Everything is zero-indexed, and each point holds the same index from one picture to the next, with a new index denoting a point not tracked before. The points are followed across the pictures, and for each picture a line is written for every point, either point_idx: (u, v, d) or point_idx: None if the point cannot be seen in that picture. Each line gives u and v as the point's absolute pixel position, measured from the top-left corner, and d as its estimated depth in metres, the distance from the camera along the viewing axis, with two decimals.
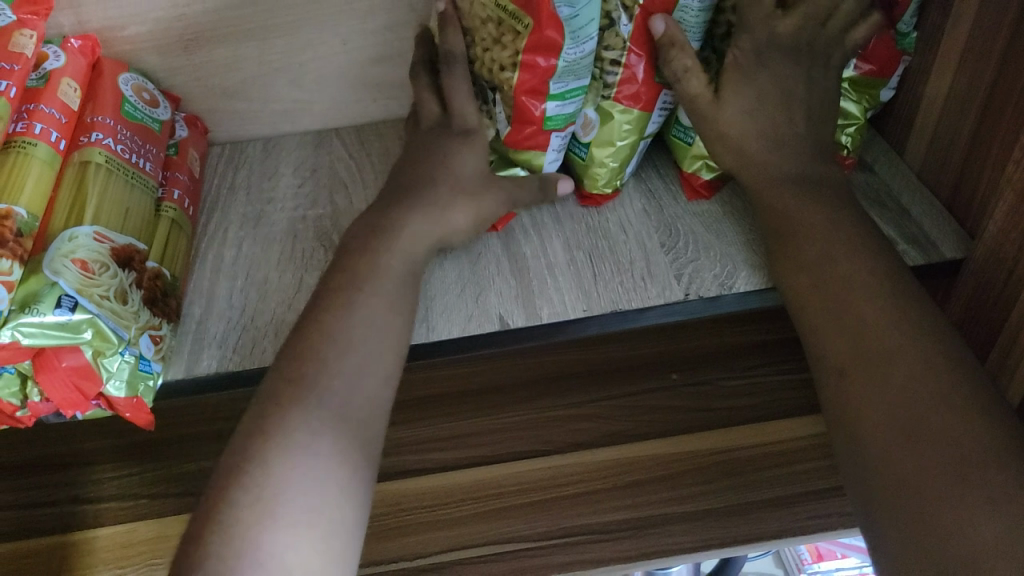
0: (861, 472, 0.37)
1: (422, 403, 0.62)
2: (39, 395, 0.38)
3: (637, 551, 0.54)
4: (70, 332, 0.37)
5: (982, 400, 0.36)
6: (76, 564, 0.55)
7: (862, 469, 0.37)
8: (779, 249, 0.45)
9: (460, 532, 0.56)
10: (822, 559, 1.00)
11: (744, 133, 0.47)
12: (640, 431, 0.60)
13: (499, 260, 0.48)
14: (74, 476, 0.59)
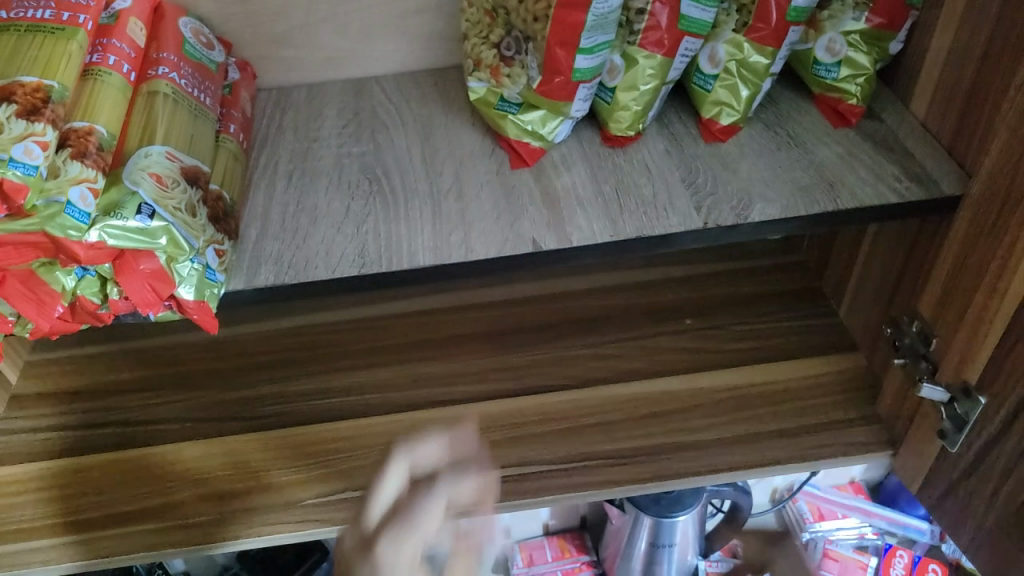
0: None
1: (451, 341, 0.67)
2: (118, 294, 0.43)
3: (652, 474, 0.57)
4: (148, 237, 0.41)
5: None
6: (124, 477, 0.58)
7: None
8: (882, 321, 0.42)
9: (486, 454, 0.59)
10: (824, 520, 1.02)
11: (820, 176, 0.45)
12: (655, 368, 0.64)
13: (532, 192, 0.52)
14: (121, 401, 0.64)
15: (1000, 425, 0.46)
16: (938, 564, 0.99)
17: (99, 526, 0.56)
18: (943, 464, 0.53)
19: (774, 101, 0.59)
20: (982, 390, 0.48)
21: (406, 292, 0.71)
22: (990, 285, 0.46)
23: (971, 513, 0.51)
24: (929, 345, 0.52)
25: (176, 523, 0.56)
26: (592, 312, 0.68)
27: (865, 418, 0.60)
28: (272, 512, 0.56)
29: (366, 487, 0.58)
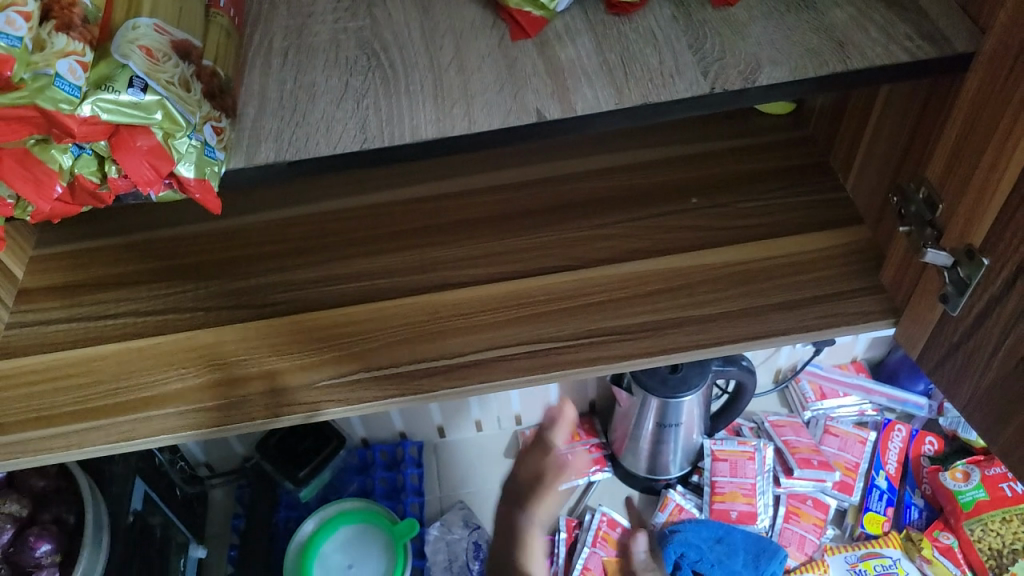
0: None
1: (456, 226, 0.67)
2: (117, 172, 0.43)
3: (657, 348, 0.58)
4: (143, 111, 0.41)
5: None
6: (140, 364, 0.60)
7: None
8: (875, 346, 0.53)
9: (493, 333, 0.60)
10: (826, 398, 1.07)
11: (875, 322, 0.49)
12: (660, 247, 0.64)
13: (535, 62, 0.50)
14: (130, 293, 0.64)
15: (999, 287, 0.46)
16: (935, 437, 1.02)
17: (119, 411, 0.58)
18: (943, 328, 0.53)
19: None
20: (985, 253, 0.46)
21: (409, 179, 0.70)
22: (998, 147, 0.43)
23: (966, 373, 0.52)
24: (935, 211, 0.51)
25: (194, 407, 0.58)
26: (597, 194, 0.68)
27: (867, 288, 0.60)
28: (286, 395, 0.58)
29: (377, 367, 0.59)
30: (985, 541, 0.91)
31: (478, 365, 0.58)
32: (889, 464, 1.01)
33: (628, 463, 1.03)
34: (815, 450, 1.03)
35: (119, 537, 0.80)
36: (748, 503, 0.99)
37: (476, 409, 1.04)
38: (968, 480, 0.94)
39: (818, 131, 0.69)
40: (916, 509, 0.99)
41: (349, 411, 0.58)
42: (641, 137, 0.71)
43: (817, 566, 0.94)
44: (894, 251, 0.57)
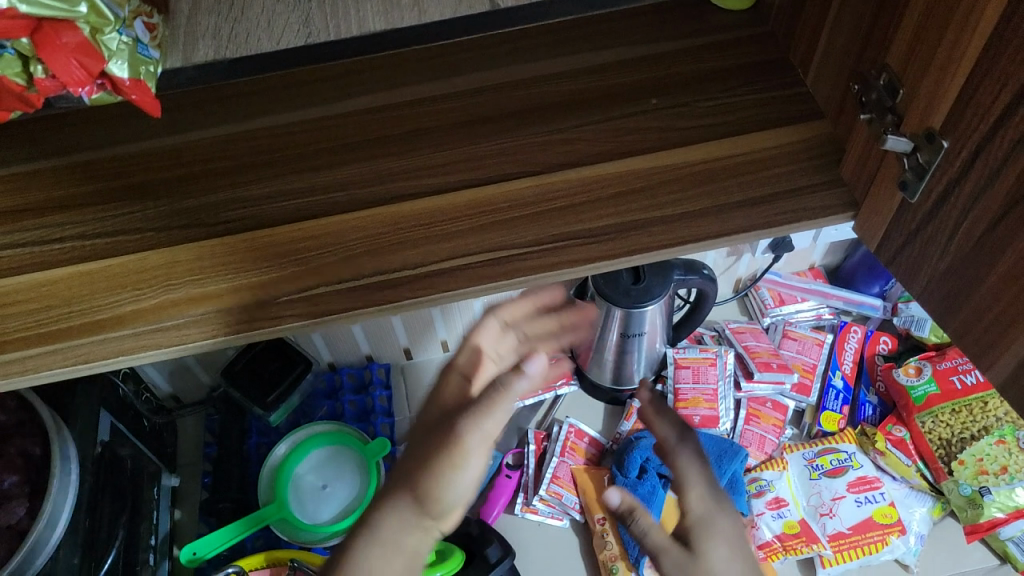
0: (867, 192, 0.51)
1: (414, 135, 0.65)
2: (44, 73, 0.42)
3: (622, 250, 0.58)
4: (66, 5, 0.41)
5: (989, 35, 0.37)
6: (92, 288, 0.58)
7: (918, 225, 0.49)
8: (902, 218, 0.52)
9: (456, 243, 0.59)
10: (785, 304, 1.10)
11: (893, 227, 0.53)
12: (622, 149, 0.63)
13: None
14: (74, 216, 0.61)
15: (960, 167, 0.46)
16: (889, 336, 1.07)
17: (74, 335, 0.56)
18: (903, 214, 0.53)
19: None
20: (945, 135, 0.47)
21: (362, 88, 0.68)
22: (960, 22, 0.42)
23: (925, 260, 0.53)
24: (896, 97, 0.51)
25: (153, 328, 0.56)
26: (556, 98, 0.66)
27: (829, 182, 0.60)
28: (248, 311, 0.57)
29: (340, 280, 0.58)
30: (935, 432, 0.95)
31: (443, 274, 0.58)
32: (845, 364, 1.05)
33: (594, 375, 1.05)
34: (775, 354, 1.05)
35: (88, 467, 0.79)
36: (711, 408, 1.02)
37: (442, 327, 1.04)
38: (920, 375, 0.98)
39: (777, 27, 0.68)
40: (870, 406, 1.03)
41: (313, 323, 0.57)
42: (598, 39, 0.69)
43: (777, 464, 0.98)
44: (855, 143, 0.57)
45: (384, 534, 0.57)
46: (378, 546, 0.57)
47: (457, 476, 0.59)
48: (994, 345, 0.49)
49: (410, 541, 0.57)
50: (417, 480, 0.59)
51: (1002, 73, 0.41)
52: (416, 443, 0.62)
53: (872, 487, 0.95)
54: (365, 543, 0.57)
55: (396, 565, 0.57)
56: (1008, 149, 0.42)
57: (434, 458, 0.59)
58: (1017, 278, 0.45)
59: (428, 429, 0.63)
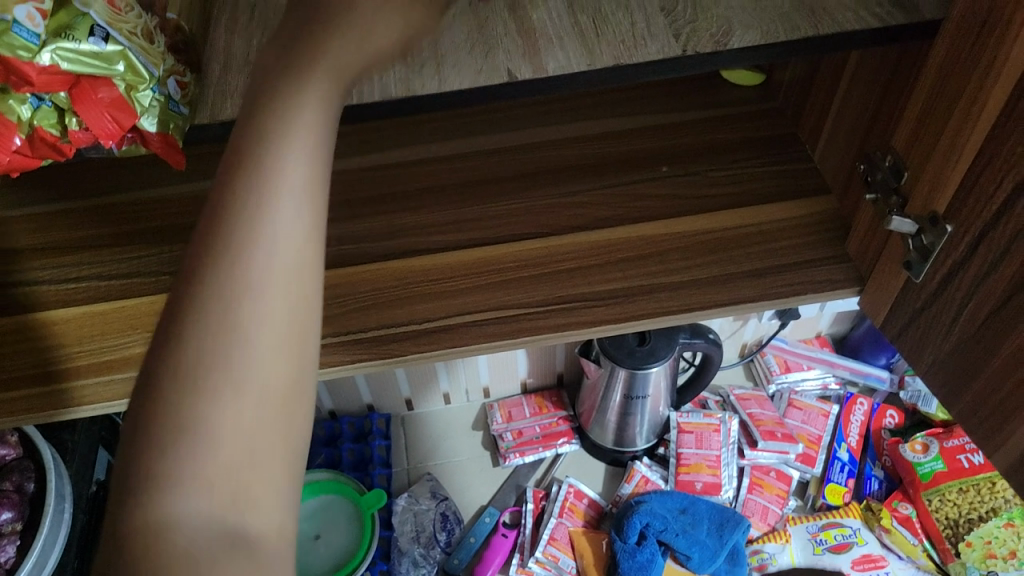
0: (908, 301, 0.54)
1: (427, 192, 0.67)
2: (78, 126, 0.44)
3: (628, 314, 0.59)
4: (105, 62, 0.42)
5: (969, 224, 0.45)
6: (104, 326, 0.59)
7: (916, 297, 0.52)
8: (928, 296, 0.51)
9: (462, 301, 0.60)
10: (790, 371, 1.10)
11: (907, 301, 0.54)
12: (631, 215, 0.64)
13: (507, 22, 0.49)
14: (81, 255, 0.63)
15: (963, 252, 0.46)
16: (896, 410, 1.06)
17: (81, 375, 0.57)
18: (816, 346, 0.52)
19: None
20: (948, 219, 0.46)
21: (379, 145, 0.70)
22: (963, 112, 0.43)
23: (930, 340, 0.52)
24: (901, 178, 0.51)
25: None
26: (569, 162, 0.68)
27: (836, 257, 0.61)
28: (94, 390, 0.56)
29: (347, 332, 0.59)
30: (943, 511, 0.93)
31: (446, 331, 0.58)
32: (851, 437, 1.04)
33: (594, 436, 1.04)
34: (779, 423, 1.05)
35: (82, 505, 0.78)
36: (713, 474, 1.01)
37: (445, 381, 1.05)
38: (927, 452, 0.96)
39: (786, 102, 0.70)
40: (876, 480, 1.01)
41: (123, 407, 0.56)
42: (611, 107, 0.71)
43: (779, 535, 0.96)
44: (861, 220, 0.58)
45: (248, 293, 0.30)
46: (259, 372, 0.30)
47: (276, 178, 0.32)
48: (1000, 429, 0.48)
49: (297, 238, 0.32)
50: (255, 332, 0.30)
51: (1003, 164, 0.41)
52: (193, 319, 0.30)
53: (877, 565, 0.94)
54: (197, 471, 0.28)
55: (267, 407, 0.30)
56: (1009, 238, 0.42)
57: (246, 203, 0.31)
58: (1019, 363, 0.44)
59: (235, 168, 0.32)
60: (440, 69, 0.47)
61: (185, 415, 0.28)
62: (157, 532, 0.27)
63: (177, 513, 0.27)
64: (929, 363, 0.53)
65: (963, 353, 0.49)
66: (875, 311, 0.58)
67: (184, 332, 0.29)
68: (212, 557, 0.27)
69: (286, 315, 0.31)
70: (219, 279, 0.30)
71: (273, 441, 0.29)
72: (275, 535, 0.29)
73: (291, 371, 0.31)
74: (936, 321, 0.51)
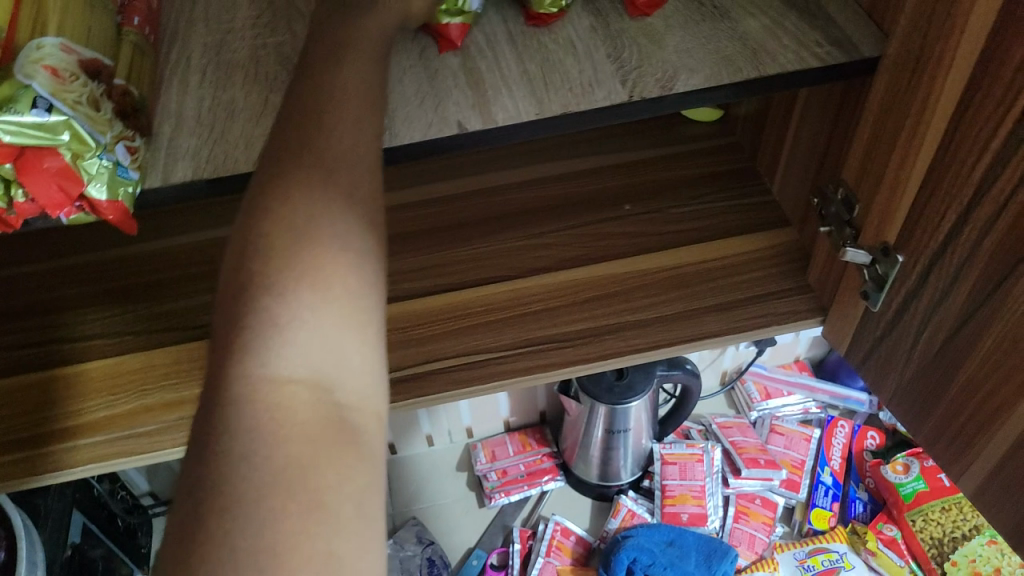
0: (868, 330, 0.54)
1: (390, 240, 0.67)
2: (23, 197, 0.43)
3: (595, 354, 0.59)
4: (49, 133, 0.41)
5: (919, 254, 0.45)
6: (69, 391, 0.58)
7: (875, 326, 0.52)
8: (887, 326, 0.51)
9: (428, 347, 0.60)
10: (771, 398, 1.10)
11: (867, 330, 0.54)
12: (595, 254, 0.64)
13: (457, 74, 0.49)
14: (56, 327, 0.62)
15: (915, 280, 0.46)
16: (877, 431, 1.05)
17: (43, 443, 0.55)
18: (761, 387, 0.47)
19: None
20: (899, 249, 0.47)
21: None
22: (905, 144, 0.44)
23: (891, 368, 0.52)
24: (853, 211, 0.52)
25: (124, 434, 0.56)
26: (531, 204, 0.68)
27: (799, 288, 0.61)
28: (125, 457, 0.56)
29: None
30: (927, 531, 0.92)
31: (413, 379, 0.58)
32: (834, 460, 1.04)
33: (579, 471, 1.03)
34: (762, 450, 1.04)
35: (55, 571, 0.76)
36: (698, 505, 1.00)
37: (425, 424, 1.04)
38: (908, 472, 0.96)
39: (744, 136, 0.71)
40: (861, 503, 1.01)
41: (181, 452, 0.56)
42: (573, 147, 0.72)
43: (767, 564, 0.95)
44: (819, 250, 0.58)
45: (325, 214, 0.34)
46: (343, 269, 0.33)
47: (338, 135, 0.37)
48: (964, 456, 0.48)
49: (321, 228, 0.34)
50: (314, 251, 0.33)
51: (946, 195, 0.41)
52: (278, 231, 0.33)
53: None
54: (296, 340, 0.31)
55: (352, 301, 0.33)
56: (958, 264, 0.42)
57: (291, 154, 0.36)
58: (979, 388, 0.44)
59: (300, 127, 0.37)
60: (391, 122, 0.47)
61: (281, 297, 0.31)
62: (266, 389, 0.29)
63: (285, 375, 0.30)
64: (893, 390, 0.53)
65: (925, 381, 0.49)
66: (838, 340, 0.58)
67: (272, 233, 0.33)
68: (316, 418, 0.29)
69: (353, 226, 0.35)
70: (299, 202, 0.34)
71: (360, 324, 0.32)
72: (365, 411, 0.31)
73: (370, 277, 0.34)
74: (896, 349, 0.51)
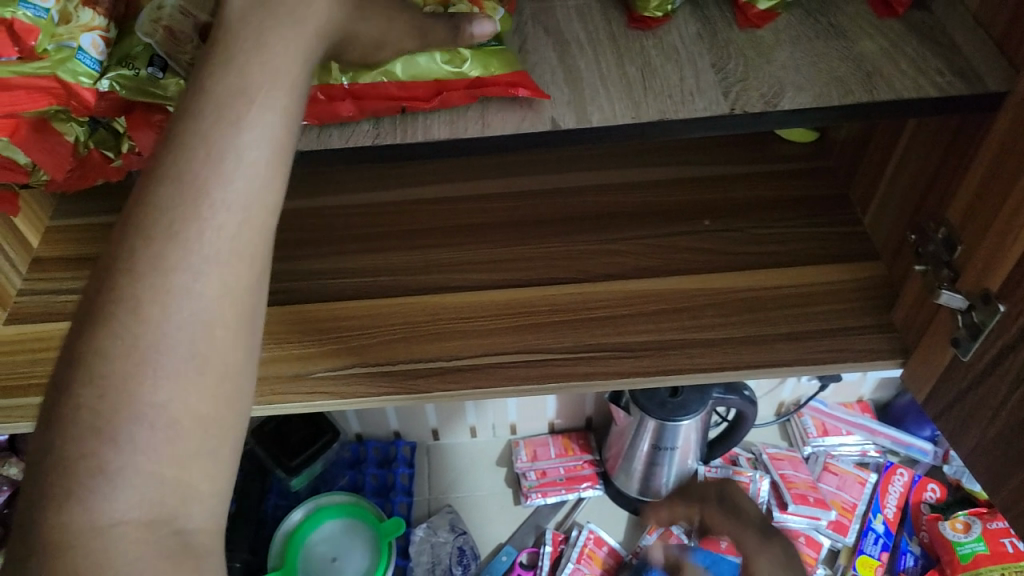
0: (953, 381, 0.51)
1: (466, 228, 0.67)
2: (132, 149, 0.47)
3: (658, 368, 0.58)
4: (161, 92, 0.43)
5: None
6: (37, 347, 0.60)
7: (963, 379, 0.50)
8: (980, 379, 0.48)
9: (495, 340, 0.60)
10: (828, 435, 1.06)
11: (953, 381, 0.51)
12: (669, 267, 0.63)
13: (555, 70, 0.49)
14: (57, 279, 0.65)
15: (1015, 334, 0.43)
16: (938, 484, 1.01)
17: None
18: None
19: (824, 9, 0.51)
20: (1001, 298, 0.44)
21: (424, 178, 0.71)
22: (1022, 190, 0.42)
23: (974, 423, 0.49)
24: (953, 252, 0.49)
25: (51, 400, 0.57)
26: (610, 209, 0.67)
27: (879, 326, 0.59)
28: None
29: (375, 363, 0.59)
30: None
31: (474, 370, 0.58)
32: (887, 508, 1.00)
33: (620, 483, 1.02)
34: (813, 487, 1.02)
35: None
36: None
37: (473, 415, 1.04)
38: (968, 532, 0.91)
39: (838, 162, 0.69)
40: (912, 556, 0.97)
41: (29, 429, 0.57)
42: (658, 156, 0.71)
43: None
44: (909, 291, 0.56)
45: (198, 282, 0.26)
46: (207, 361, 0.26)
47: (235, 148, 0.28)
48: None
49: (202, 282, 0.26)
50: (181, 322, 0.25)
51: None
52: (128, 306, 0.25)
53: None
54: (125, 459, 0.24)
55: (218, 397, 0.26)
56: None
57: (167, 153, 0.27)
58: None
59: (174, 141, 0.27)
60: (486, 112, 0.47)
61: (114, 413, 0.24)
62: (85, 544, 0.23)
63: (110, 518, 0.23)
64: (973, 448, 0.50)
65: (1011, 442, 0.46)
66: (919, 386, 0.55)
67: (115, 314, 0.25)
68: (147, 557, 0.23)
69: (237, 280, 0.27)
70: (156, 264, 0.25)
71: (220, 416, 0.26)
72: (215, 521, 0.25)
73: (244, 358, 0.27)
74: (986, 404, 0.48)
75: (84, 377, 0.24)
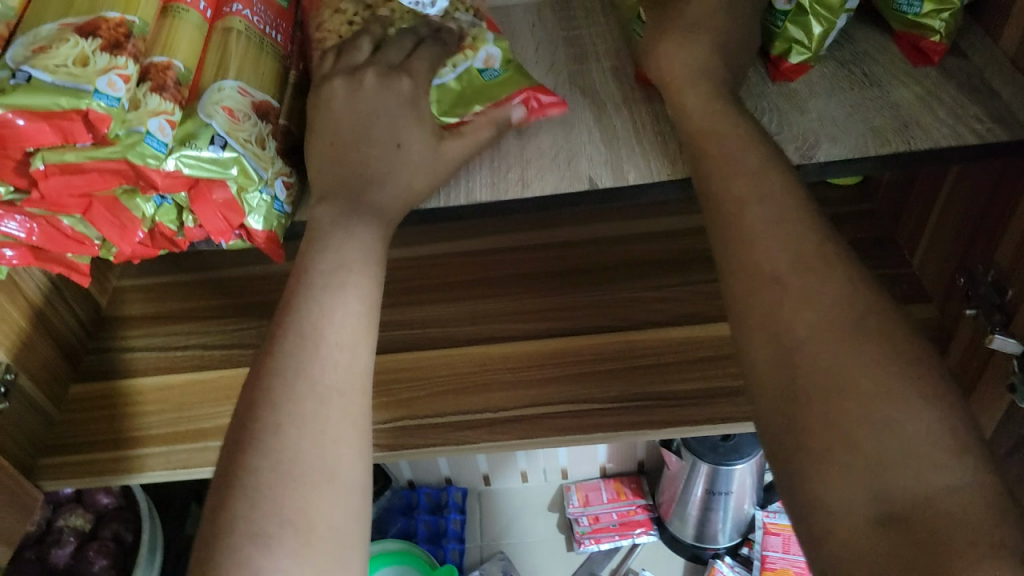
0: None
1: (511, 280, 0.68)
2: (193, 222, 0.49)
3: (706, 416, 0.57)
4: (221, 167, 0.46)
5: None
6: (190, 395, 0.63)
7: None
8: None
9: (544, 390, 0.60)
10: None
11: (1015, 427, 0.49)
12: (714, 314, 0.63)
13: (592, 131, 0.50)
14: (158, 334, 0.68)
15: None
16: None
17: (159, 442, 0.60)
18: (894, 553, 0.30)
19: (858, 59, 0.52)
20: None
21: (469, 232, 0.73)
22: None
23: None
24: (1004, 295, 0.49)
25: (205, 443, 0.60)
26: (652, 257, 0.68)
27: None
28: (162, 456, 0.60)
29: (423, 416, 0.60)
30: None
31: (520, 421, 0.59)
32: None
33: (674, 528, 1.00)
34: None
35: (171, 553, 0.82)
36: None
37: (523, 460, 1.04)
38: None
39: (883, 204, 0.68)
40: None
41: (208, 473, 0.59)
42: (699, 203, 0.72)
43: None
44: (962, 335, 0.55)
45: (312, 428, 0.38)
46: (324, 468, 0.37)
47: (331, 325, 0.41)
48: None
49: (318, 432, 0.38)
50: (304, 462, 0.37)
51: None
52: (269, 452, 0.37)
53: None
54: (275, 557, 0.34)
55: (333, 512, 0.36)
56: None
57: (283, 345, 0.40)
58: None
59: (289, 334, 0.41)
60: (525, 174, 0.48)
61: (261, 528, 0.35)
62: None
63: None
64: None
65: None
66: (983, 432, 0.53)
67: (257, 453, 0.37)
68: None
69: (341, 432, 0.38)
70: (286, 424, 0.38)
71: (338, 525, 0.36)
72: None
73: (352, 456, 0.38)
74: None
75: (246, 478, 0.36)
